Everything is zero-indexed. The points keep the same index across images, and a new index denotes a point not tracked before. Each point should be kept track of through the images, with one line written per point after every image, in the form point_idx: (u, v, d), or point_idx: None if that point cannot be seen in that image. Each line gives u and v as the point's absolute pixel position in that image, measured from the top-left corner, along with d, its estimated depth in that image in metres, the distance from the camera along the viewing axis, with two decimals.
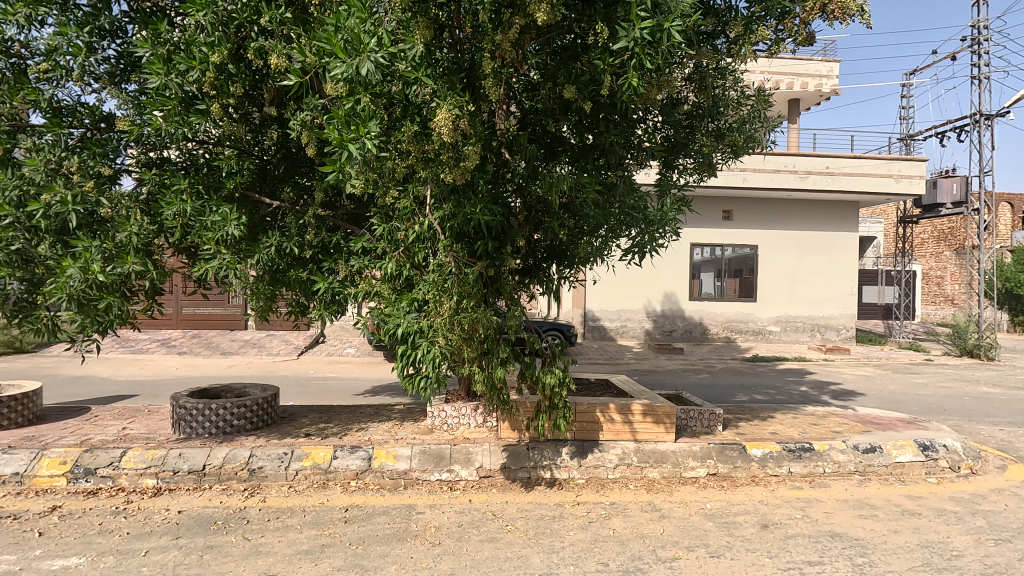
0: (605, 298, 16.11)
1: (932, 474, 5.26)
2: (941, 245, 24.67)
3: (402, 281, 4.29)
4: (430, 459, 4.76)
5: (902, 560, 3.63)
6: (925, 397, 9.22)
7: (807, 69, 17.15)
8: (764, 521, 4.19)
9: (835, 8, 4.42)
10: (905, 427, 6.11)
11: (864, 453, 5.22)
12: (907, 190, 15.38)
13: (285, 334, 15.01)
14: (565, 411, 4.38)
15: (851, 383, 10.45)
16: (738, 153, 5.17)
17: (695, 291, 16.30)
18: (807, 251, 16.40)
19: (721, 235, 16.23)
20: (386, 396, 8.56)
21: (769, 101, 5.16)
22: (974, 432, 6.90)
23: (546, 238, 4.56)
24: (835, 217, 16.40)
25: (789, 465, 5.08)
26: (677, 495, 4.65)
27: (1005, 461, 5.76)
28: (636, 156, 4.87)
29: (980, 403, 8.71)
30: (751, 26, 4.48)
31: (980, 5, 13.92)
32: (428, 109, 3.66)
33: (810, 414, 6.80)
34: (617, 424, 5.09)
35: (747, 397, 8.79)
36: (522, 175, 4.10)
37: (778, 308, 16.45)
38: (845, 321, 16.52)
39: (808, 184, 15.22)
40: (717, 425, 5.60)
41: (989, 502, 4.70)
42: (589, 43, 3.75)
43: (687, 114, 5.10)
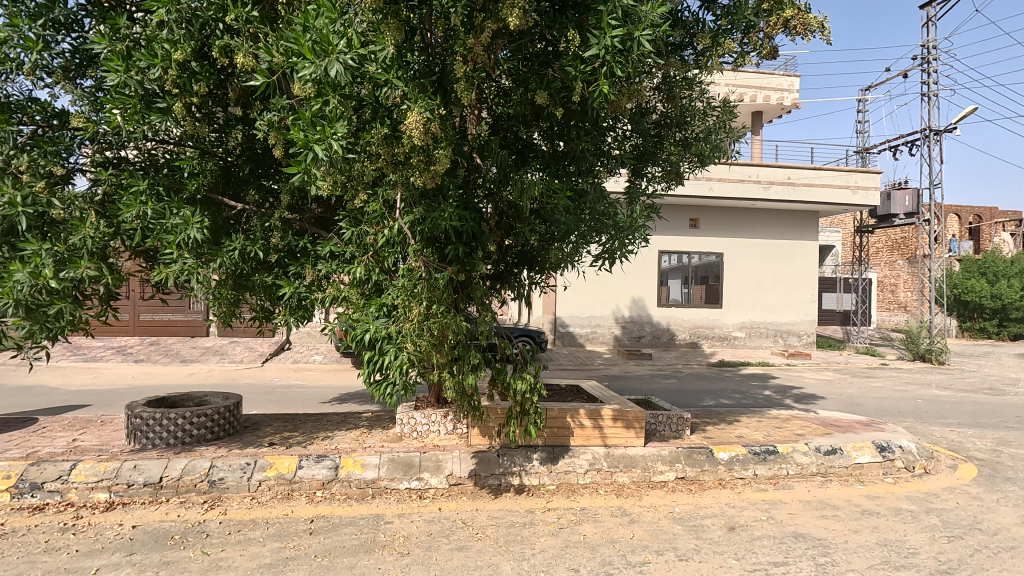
0: (575, 304, 16.21)
1: (889, 474, 5.44)
2: (895, 254, 25.88)
3: (371, 286, 4.21)
4: (399, 468, 4.67)
5: (862, 559, 3.73)
6: (882, 400, 9.58)
7: (769, 83, 17.72)
8: (731, 524, 4.25)
9: (798, 26, 4.38)
10: (863, 429, 6.31)
11: (826, 455, 5.38)
12: (863, 201, 16.00)
13: (249, 341, 14.62)
14: (536, 418, 4.32)
15: (812, 387, 10.76)
16: (705, 162, 5.29)
17: (664, 298, 16.55)
18: (770, 259, 16.86)
19: (689, 243, 16.57)
20: (355, 404, 8.36)
21: (734, 112, 5.31)
22: (927, 433, 7.19)
23: (518, 243, 4.61)
24: (796, 226, 16.91)
25: (754, 467, 5.18)
26: (646, 499, 4.68)
27: (956, 461, 6.00)
28: (606, 163, 4.91)
29: (932, 406, 9.11)
30: (718, 39, 4.59)
31: (929, 25, 14.63)
32: (398, 111, 3.59)
33: (774, 417, 6.98)
34: (587, 430, 5.10)
35: (714, 401, 8.97)
36: (493, 181, 4.10)
37: (742, 314, 16.83)
38: (806, 326, 17.04)
39: (771, 194, 15.63)
40: (685, 429, 5.68)
41: (942, 500, 4.89)
42: (561, 50, 3.76)
43: (656, 123, 5.20)
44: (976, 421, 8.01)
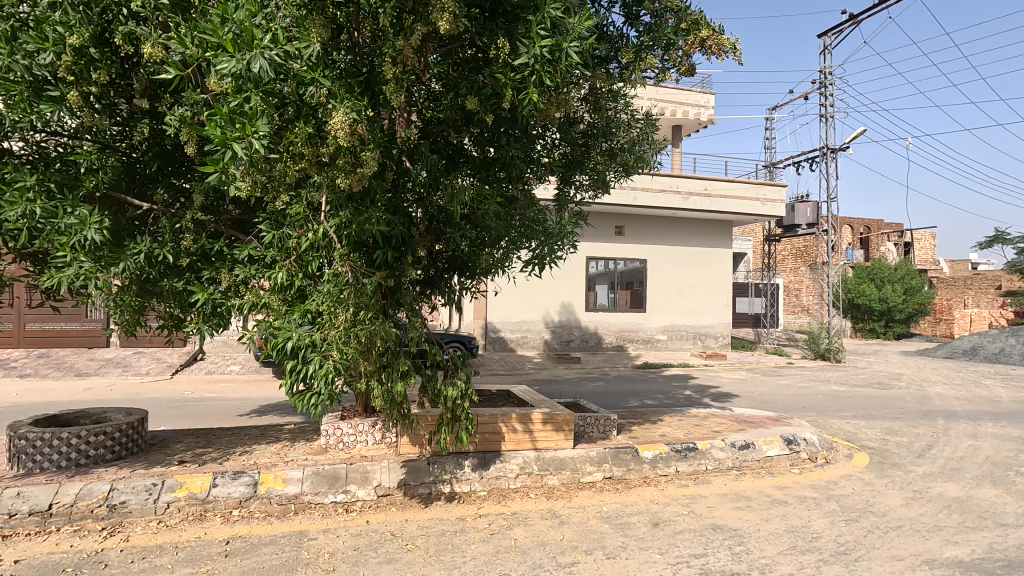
0: (506, 309, 16.29)
1: (795, 465, 5.87)
2: (798, 261, 28.16)
3: (294, 291, 4.02)
4: (324, 481, 4.48)
5: (773, 546, 3.99)
6: (789, 396, 10.35)
7: (687, 99, 18.73)
8: (655, 520, 4.42)
9: (713, 45, 4.74)
10: (772, 424, 6.78)
11: (741, 450, 5.73)
12: (771, 213, 17.23)
13: (156, 351, 13.55)
14: (467, 424, 4.29)
15: (728, 386, 11.44)
16: (629, 172, 5.50)
17: (591, 302, 17.03)
18: (688, 265, 17.78)
19: (614, 249, 17.13)
20: (277, 416, 7.96)
21: (655, 125, 5.56)
22: (827, 426, 7.83)
23: (448, 249, 4.57)
24: (711, 234, 17.94)
25: (676, 464, 5.43)
26: (575, 500, 4.77)
27: (851, 450, 6.58)
28: (536, 171, 4.98)
29: (831, 400, 9.94)
30: (639, 54, 4.71)
31: (825, 53, 16.04)
32: (324, 111, 3.47)
33: (693, 416, 7.35)
34: (518, 434, 5.13)
35: (638, 402, 9.31)
36: (422, 185, 4.04)
37: (664, 318, 17.61)
38: (722, 329, 18.09)
39: (690, 204, 16.49)
40: (612, 430, 5.85)
41: (840, 487, 5.34)
42: (490, 57, 3.77)
43: (583, 133, 5.35)
44: (868, 413, 8.83)
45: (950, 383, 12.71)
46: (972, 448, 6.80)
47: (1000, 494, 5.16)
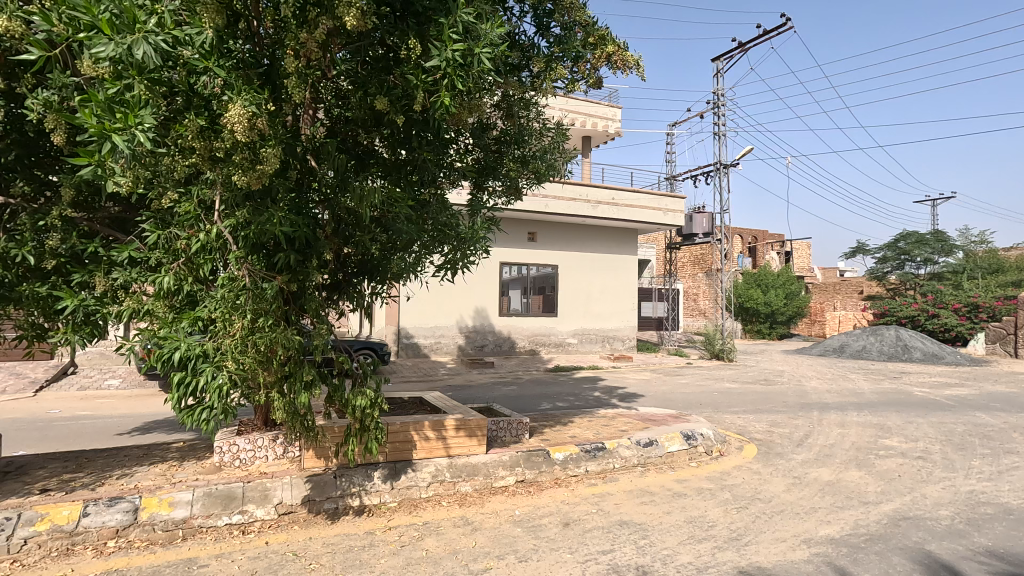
0: (419, 315, 16.03)
1: (693, 459, 6.26)
2: (696, 268, 30.19)
3: (183, 297, 3.69)
4: (217, 503, 4.13)
5: (673, 537, 4.22)
6: (688, 394, 11.04)
7: (596, 112, 19.51)
8: (565, 520, 4.51)
9: (618, 60, 5.02)
10: (673, 421, 7.19)
11: (645, 447, 6.02)
12: (671, 222, 18.34)
13: (15, 364, 11.91)
14: (377, 433, 4.14)
15: (633, 387, 12.00)
16: (541, 179, 5.65)
17: (505, 307, 17.19)
18: (597, 271, 18.48)
19: (527, 255, 17.42)
20: (163, 434, 7.26)
21: (566, 135, 5.73)
22: (721, 421, 8.44)
23: (356, 252, 4.42)
24: (618, 242, 18.78)
25: (585, 464, 5.59)
26: (488, 506, 4.76)
27: (742, 443, 7.13)
28: (449, 175, 4.95)
29: (725, 397, 10.73)
30: (550, 64, 4.91)
31: (719, 76, 17.39)
32: (218, 103, 3.23)
33: (602, 416, 7.62)
34: (431, 442, 5.03)
35: (550, 405, 9.52)
36: (329, 185, 3.88)
37: (575, 322, 18.16)
38: (628, 332, 18.95)
39: (599, 213, 17.15)
40: (524, 433, 5.92)
41: (732, 477, 5.76)
42: (401, 58, 3.70)
43: (496, 139, 5.39)
44: (755, 408, 9.63)
45: (823, 378, 14.18)
46: (840, 436, 7.62)
47: (863, 476, 5.81)
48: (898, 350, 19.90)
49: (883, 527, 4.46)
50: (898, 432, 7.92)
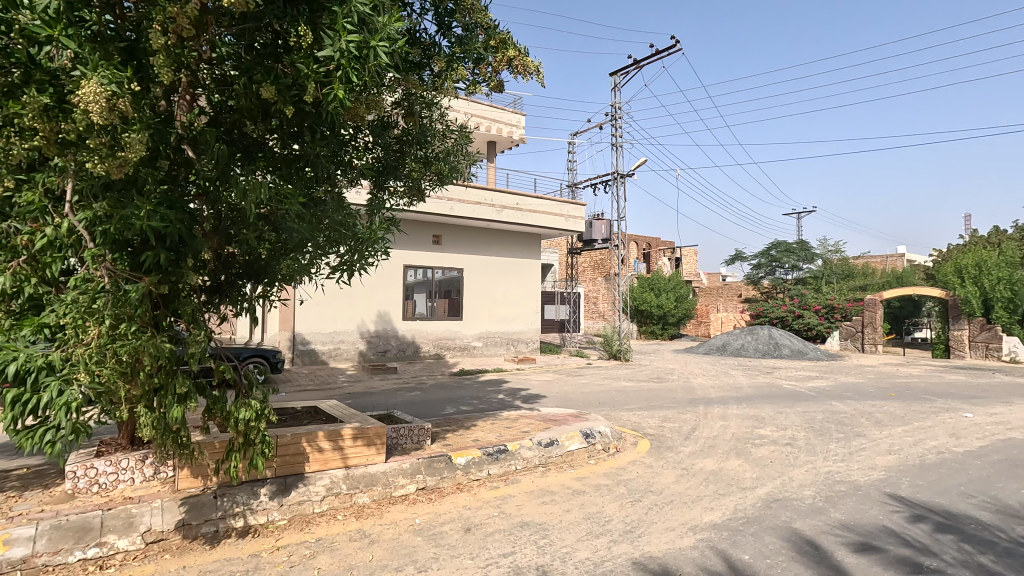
0: (316, 320, 15.22)
1: (592, 456, 6.48)
2: (595, 273, 31.47)
3: (25, 301, 3.20)
4: (68, 536, 3.59)
5: (572, 534, 4.31)
6: (587, 393, 11.45)
7: (500, 118, 19.75)
8: (466, 525, 4.46)
9: (519, 65, 5.18)
10: (573, 420, 7.40)
11: (546, 447, 6.13)
12: (573, 228, 18.98)
13: None
14: (263, 447, 3.82)
15: (536, 388, 12.24)
16: (444, 181, 5.58)
17: (409, 311, 16.83)
18: (502, 275, 18.67)
19: (431, 258, 17.18)
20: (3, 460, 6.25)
21: (469, 137, 5.70)
22: (618, 418, 8.83)
23: (241, 252, 4.08)
24: (522, 246, 19.11)
25: (487, 468, 5.59)
26: (387, 516, 4.59)
27: (636, 438, 7.50)
28: (346, 173, 4.72)
29: (621, 395, 11.26)
30: (451, 64, 4.87)
31: (616, 91, 18.30)
32: (68, 80, 2.84)
33: (505, 418, 7.67)
34: (325, 453, 4.76)
35: (454, 409, 9.43)
36: (208, 178, 3.54)
37: (479, 325, 18.19)
38: (531, 334, 19.32)
39: (503, 217, 17.34)
40: (426, 439, 5.80)
41: (627, 471, 6.03)
42: (290, 45, 3.47)
43: (397, 138, 5.22)
44: (648, 405, 10.19)
45: (707, 375, 15.35)
46: (722, 427, 8.26)
47: (741, 464, 6.33)
48: (770, 347, 22.05)
49: (757, 509, 4.87)
50: (770, 421, 8.74)
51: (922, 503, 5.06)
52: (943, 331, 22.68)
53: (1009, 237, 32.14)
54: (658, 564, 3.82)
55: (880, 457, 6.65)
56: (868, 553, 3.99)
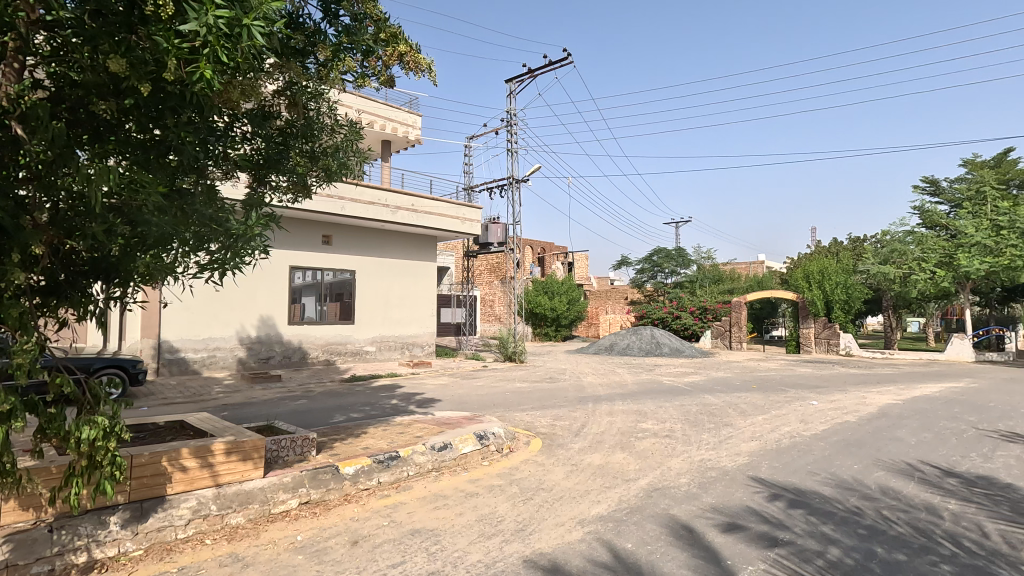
0: (187, 326, 13.83)
1: (485, 458, 6.49)
2: (491, 276, 31.76)
3: None
4: None
5: (464, 537, 4.27)
6: (483, 395, 11.49)
7: (395, 117, 19.31)
8: (354, 538, 4.25)
9: (411, 60, 5.40)
10: (468, 423, 7.37)
11: (439, 451, 6.04)
12: (469, 231, 19.00)
13: None
14: (111, 469, 3.32)
15: (432, 392, 12.06)
16: (332, 177, 5.23)
17: (295, 316, 15.86)
18: (396, 277, 18.22)
19: (321, 259, 16.31)
20: None
21: (360, 134, 5.44)
22: (512, 418, 8.96)
23: (84, 248, 3.56)
24: (418, 248, 18.80)
25: (378, 476, 5.38)
26: (265, 535, 4.25)
27: (529, 437, 7.64)
28: (218, 164, 4.29)
29: (516, 396, 11.43)
30: (338, 54, 4.64)
31: (512, 97, 18.66)
32: None
33: (397, 424, 7.46)
34: (191, 472, 4.30)
35: (343, 417, 9.00)
36: (40, 160, 3.05)
37: (373, 329, 17.59)
38: (427, 338, 19.05)
39: (398, 218, 16.93)
40: (311, 450, 5.46)
41: (520, 471, 6.11)
42: (147, 15, 3.09)
43: (280, 130, 4.86)
44: (541, 404, 10.44)
45: (597, 373, 16.07)
46: (610, 423, 8.68)
47: (626, 456, 6.68)
48: (652, 346, 23.63)
49: (639, 499, 5.16)
50: (652, 416, 9.34)
51: (778, 482, 5.66)
52: (794, 329, 25.73)
53: (845, 248, 37.29)
54: (548, 560, 3.89)
55: (744, 444, 7.35)
56: (734, 532, 4.37)
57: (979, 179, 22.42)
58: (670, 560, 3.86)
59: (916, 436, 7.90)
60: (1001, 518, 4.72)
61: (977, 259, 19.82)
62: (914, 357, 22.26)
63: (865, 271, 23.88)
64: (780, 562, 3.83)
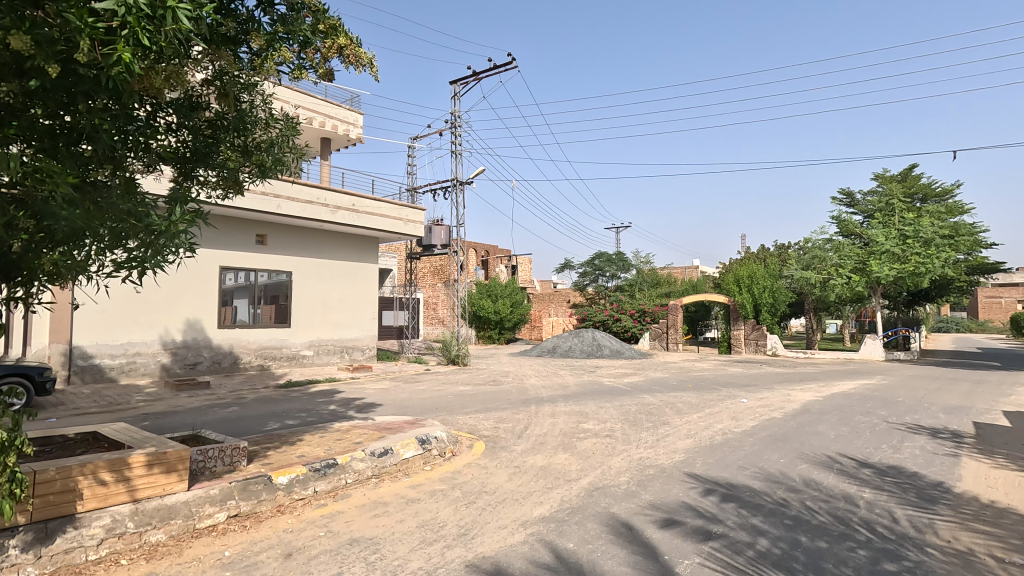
0: (103, 330, 12.84)
1: (427, 462, 6.38)
2: (435, 279, 31.46)
3: None
4: None
5: (405, 545, 4.17)
6: (425, 399, 11.33)
7: (335, 114, 18.78)
8: (287, 551, 4.06)
9: (351, 55, 5.29)
10: (409, 427, 7.23)
11: (379, 457, 5.88)
12: (412, 232, 18.72)
13: None
14: (10, 487, 2.94)
15: (372, 396, 11.77)
16: (266, 174, 4.99)
17: (226, 319, 15.06)
18: (336, 279, 17.69)
19: (254, 260, 15.58)
20: None
21: (296, 129, 5.25)
22: (455, 422, 8.87)
23: None
24: (359, 249, 18.33)
25: (314, 485, 5.18)
26: (189, 552, 3.98)
27: (472, 441, 7.58)
28: (139, 155, 3.98)
29: (459, 399, 11.34)
30: (274, 44, 4.46)
31: (457, 99, 18.59)
32: None
33: (335, 430, 7.21)
34: (105, 487, 3.96)
35: (278, 424, 8.62)
36: None
37: (310, 332, 16.97)
38: (368, 341, 18.59)
39: (338, 218, 16.43)
40: (241, 460, 5.18)
41: (462, 474, 6.05)
42: None
43: (209, 122, 4.59)
44: (485, 407, 10.41)
45: (540, 376, 16.22)
46: (552, 424, 8.76)
47: (568, 457, 6.75)
48: (593, 348, 24.11)
49: (580, 499, 5.22)
50: (592, 416, 9.49)
51: (712, 478, 5.89)
52: (726, 330, 26.98)
53: (772, 254, 39.50)
54: (491, 563, 3.86)
55: (680, 441, 7.61)
56: (671, 528, 4.50)
57: (889, 192, 24.37)
58: (610, 558, 3.92)
59: (835, 430, 8.45)
60: (909, 504, 5.11)
61: (887, 266, 21.51)
62: (832, 356, 23.87)
63: (789, 276, 25.39)
64: (714, 555, 3.97)
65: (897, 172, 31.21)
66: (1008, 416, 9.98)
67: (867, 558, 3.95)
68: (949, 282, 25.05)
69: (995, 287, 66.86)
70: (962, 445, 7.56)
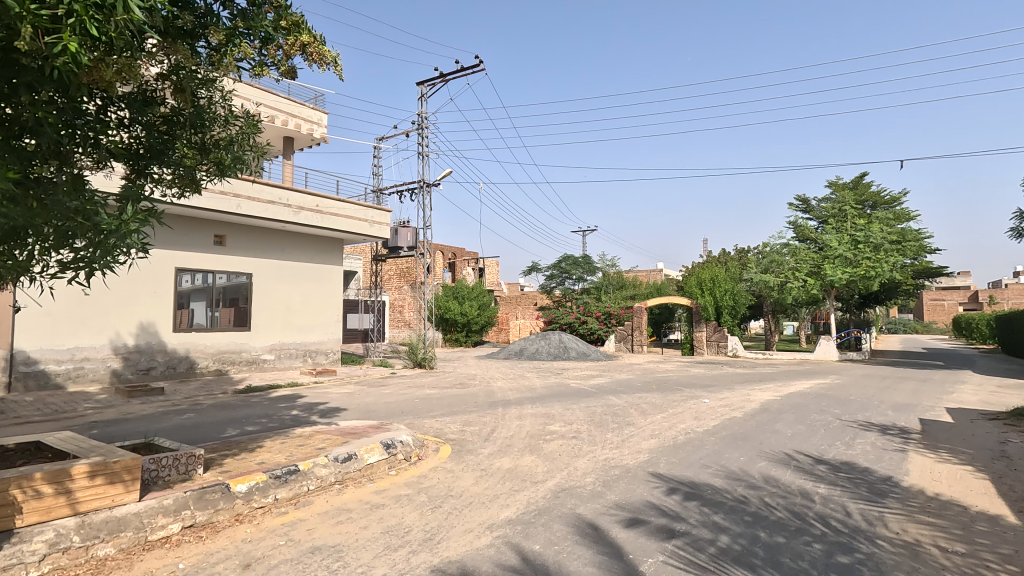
0: (46, 334, 12.20)
1: (392, 467, 6.30)
2: (401, 281, 31.10)
3: None
4: None
5: (370, 551, 4.10)
6: (390, 403, 11.17)
7: (298, 112, 18.41)
8: (245, 561, 3.93)
9: (314, 52, 5.11)
10: (374, 432, 7.11)
11: (342, 463, 5.78)
12: (377, 233, 18.46)
13: None
14: None
15: (335, 401, 11.54)
16: (225, 172, 4.84)
17: (182, 322, 14.53)
18: (299, 281, 17.30)
19: (212, 261, 15.09)
20: None
21: (258, 127, 5.12)
22: (421, 426, 8.78)
23: None
24: (322, 251, 17.98)
25: (274, 492, 5.05)
26: (140, 565, 3.81)
27: (438, 444, 7.52)
28: (88, 150, 3.78)
29: (425, 403, 11.22)
30: (233, 39, 4.34)
31: (423, 100, 18.41)
32: None
33: (297, 436, 7.03)
34: (48, 499, 3.77)
35: (237, 430, 8.36)
36: None
37: (271, 335, 16.52)
38: (332, 344, 18.23)
39: (300, 219, 16.07)
40: (197, 468, 5.01)
41: (428, 478, 6.00)
42: None
43: (164, 118, 4.41)
44: (451, 411, 10.33)
45: (507, 378, 16.20)
46: (518, 427, 8.76)
47: (534, 459, 6.76)
48: (560, 350, 24.28)
49: (546, 500, 5.24)
50: (559, 419, 9.51)
51: (675, 477, 6.00)
52: (688, 332, 27.59)
53: (732, 258, 40.61)
54: (456, 567, 3.83)
55: (644, 442, 7.71)
56: (635, 527, 4.55)
57: (842, 199, 25.37)
58: (576, 558, 3.94)
59: (792, 428, 8.73)
60: (861, 498, 5.32)
61: (841, 269, 22.38)
62: (788, 357, 24.71)
63: (749, 279, 26.16)
64: (677, 553, 4.03)
65: (849, 181, 32.54)
66: (951, 413, 10.50)
67: (822, 552, 4.08)
68: (898, 286, 26.25)
69: (939, 292, 70.43)
70: (909, 441, 7.92)
